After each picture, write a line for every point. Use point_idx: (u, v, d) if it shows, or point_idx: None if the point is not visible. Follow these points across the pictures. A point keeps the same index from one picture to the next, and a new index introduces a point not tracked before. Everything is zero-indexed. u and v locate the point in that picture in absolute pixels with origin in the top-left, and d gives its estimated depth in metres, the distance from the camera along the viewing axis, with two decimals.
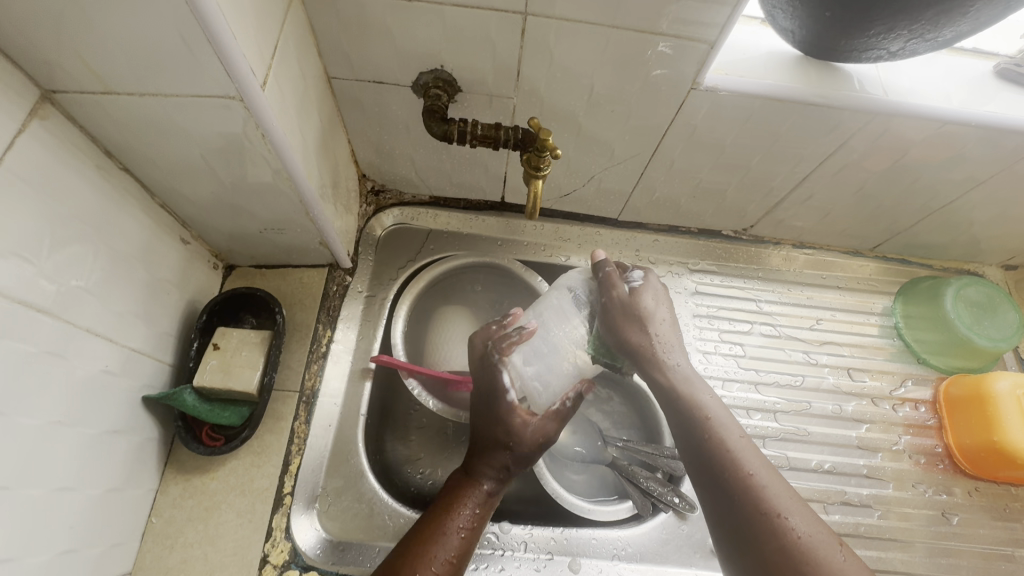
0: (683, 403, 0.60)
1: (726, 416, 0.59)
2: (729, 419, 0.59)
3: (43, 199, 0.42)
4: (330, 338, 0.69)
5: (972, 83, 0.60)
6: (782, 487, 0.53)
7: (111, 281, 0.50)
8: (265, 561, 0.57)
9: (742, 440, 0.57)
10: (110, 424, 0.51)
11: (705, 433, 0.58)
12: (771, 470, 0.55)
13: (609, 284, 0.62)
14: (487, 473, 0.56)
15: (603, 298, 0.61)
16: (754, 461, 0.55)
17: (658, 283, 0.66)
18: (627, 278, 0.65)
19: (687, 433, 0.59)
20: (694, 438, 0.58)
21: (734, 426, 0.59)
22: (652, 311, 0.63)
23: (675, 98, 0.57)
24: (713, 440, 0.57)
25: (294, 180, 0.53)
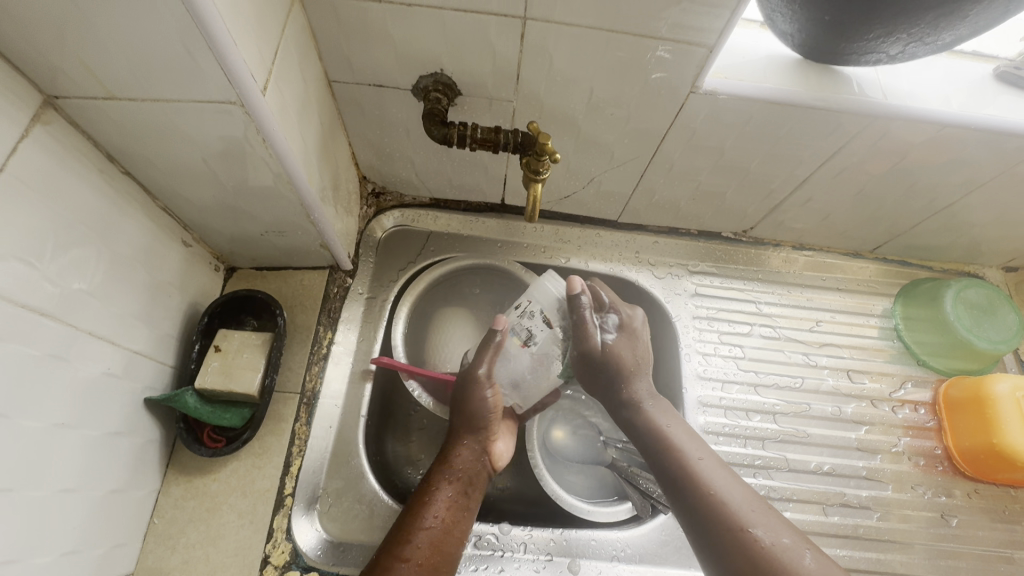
0: (646, 434, 0.64)
1: (693, 444, 0.61)
2: (696, 444, 0.62)
3: (44, 204, 0.42)
4: (331, 340, 0.69)
5: (972, 86, 0.60)
6: (747, 502, 0.54)
7: (114, 284, 0.50)
8: (266, 562, 0.57)
9: (707, 460, 0.60)
10: (112, 426, 0.51)
11: (672, 458, 0.60)
12: (739, 491, 0.56)
13: (584, 330, 0.64)
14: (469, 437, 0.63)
15: (577, 346, 0.65)
16: (720, 481, 0.57)
17: (635, 325, 0.70)
18: (603, 322, 0.67)
19: (655, 459, 0.61)
20: (661, 464, 0.60)
21: (700, 450, 0.61)
22: (627, 357, 0.68)
23: (674, 101, 0.58)
24: (678, 463, 0.59)
25: (295, 184, 0.53)
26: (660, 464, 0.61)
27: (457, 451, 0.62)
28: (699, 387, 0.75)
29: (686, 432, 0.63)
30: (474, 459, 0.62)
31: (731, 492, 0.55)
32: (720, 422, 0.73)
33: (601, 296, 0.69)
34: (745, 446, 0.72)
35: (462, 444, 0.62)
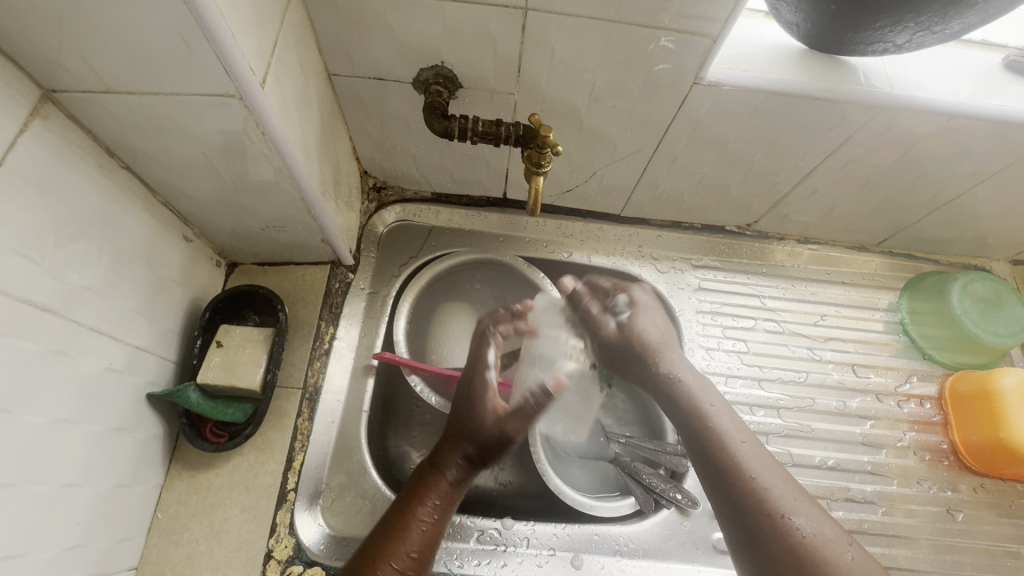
0: (687, 409, 0.63)
1: (731, 423, 0.61)
2: (731, 420, 0.61)
3: (43, 200, 0.42)
4: (333, 335, 0.69)
5: (982, 74, 0.59)
6: (785, 487, 0.54)
7: (115, 280, 0.50)
8: (269, 556, 0.57)
9: (742, 439, 0.59)
10: (115, 421, 0.51)
11: (710, 436, 0.60)
12: (779, 477, 0.56)
13: (594, 321, 0.70)
14: (457, 459, 0.56)
15: (595, 336, 0.70)
16: (757, 466, 0.56)
17: (649, 300, 0.73)
18: (614, 307, 0.71)
19: (692, 433, 0.61)
20: (699, 440, 0.60)
21: (737, 431, 0.60)
22: (650, 336, 0.70)
23: (677, 92, 0.57)
24: (716, 441, 0.59)
25: (295, 178, 0.53)
26: (699, 441, 0.60)
27: (438, 479, 0.55)
28: None
29: (722, 408, 0.63)
30: (455, 491, 0.56)
31: (771, 479, 0.55)
32: None
33: (603, 283, 0.73)
34: None
35: (445, 471, 0.56)
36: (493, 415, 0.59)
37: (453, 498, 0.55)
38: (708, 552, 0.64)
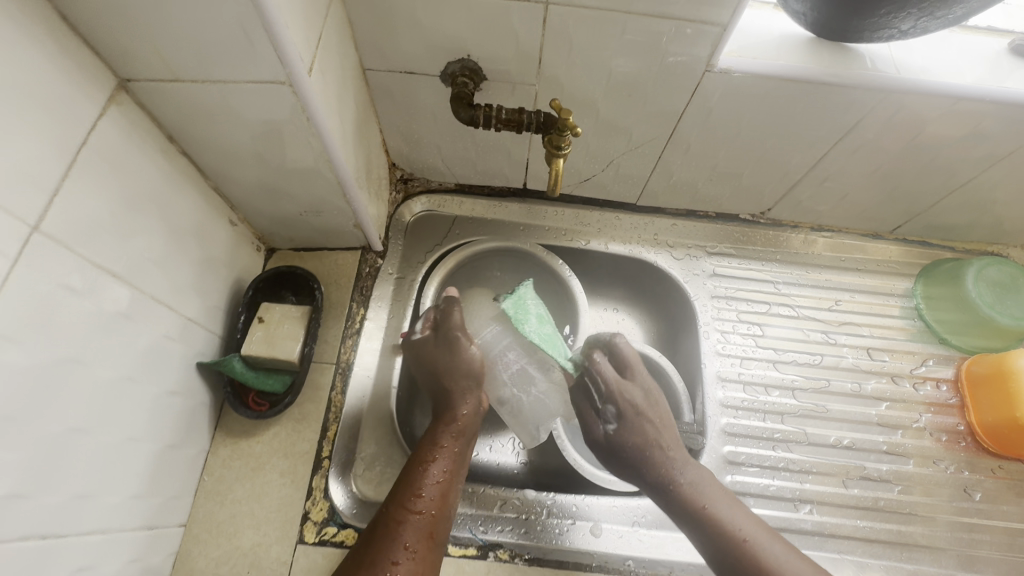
0: (701, 520, 0.59)
1: (758, 531, 0.58)
2: (756, 527, 0.58)
3: (118, 179, 0.47)
4: (363, 317, 0.74)
5: (991, 57, 0.61)
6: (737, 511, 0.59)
7: (172, 255, 0.55)
8: (306, 518, 0.61)
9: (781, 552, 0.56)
10: (169, 385, 0.55)
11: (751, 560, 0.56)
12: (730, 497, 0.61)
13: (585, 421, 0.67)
14: (447, 405, 0.63)
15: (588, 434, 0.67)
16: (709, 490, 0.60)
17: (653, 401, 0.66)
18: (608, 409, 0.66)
19: (723, 555, 0.57)
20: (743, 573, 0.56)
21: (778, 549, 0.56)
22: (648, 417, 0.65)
23: (690, 80, 0.60)
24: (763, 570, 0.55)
25: (333, 162, 0.57)
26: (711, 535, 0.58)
27: (436, 431, 0.62)
28: (717, 363, 0.77)
29: (726, 503, 0.60)
30: (454, 431, 0.62)
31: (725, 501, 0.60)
32: (738, 397, 0.74)
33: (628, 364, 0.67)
34: (764, 420, 0.73)
35: (441, 423, 0.63)
36: (433, 342, 0.66)
37: (454, 439, 0.61)
38: None
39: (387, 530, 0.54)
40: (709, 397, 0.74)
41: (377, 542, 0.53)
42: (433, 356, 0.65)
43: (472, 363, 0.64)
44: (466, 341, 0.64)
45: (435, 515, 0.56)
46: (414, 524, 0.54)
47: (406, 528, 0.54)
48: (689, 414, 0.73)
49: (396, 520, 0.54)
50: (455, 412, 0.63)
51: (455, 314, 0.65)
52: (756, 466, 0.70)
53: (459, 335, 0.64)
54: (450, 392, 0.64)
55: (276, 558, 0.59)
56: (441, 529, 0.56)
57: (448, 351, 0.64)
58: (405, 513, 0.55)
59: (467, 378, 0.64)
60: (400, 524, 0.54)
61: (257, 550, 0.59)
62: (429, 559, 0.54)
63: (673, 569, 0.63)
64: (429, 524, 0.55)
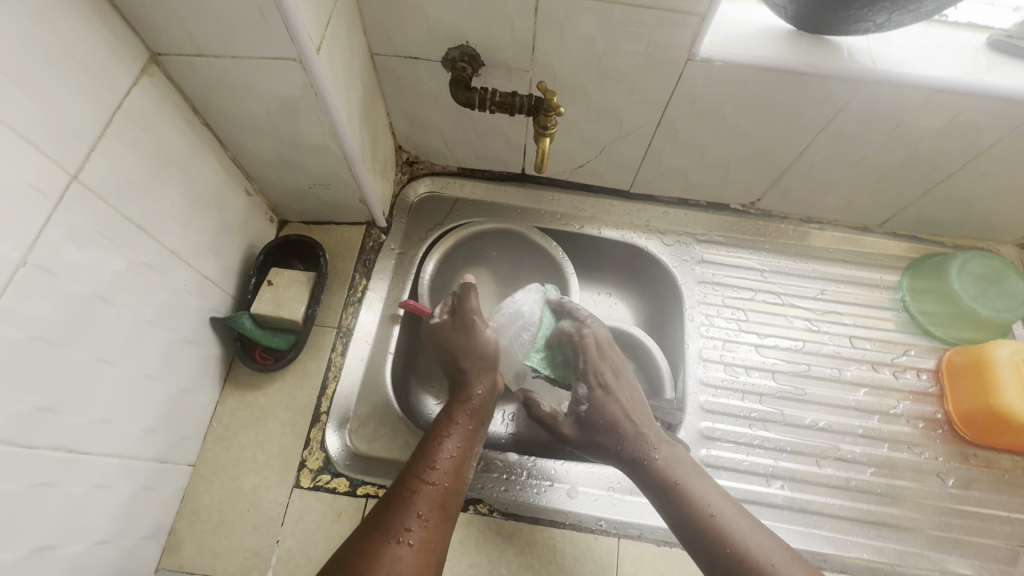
0: (677, 503, 0.59)
1: (732, 515, 0.57)
2: (731, 512, 0.58)
3: (147, 142, 0.52)
4: (365, 287, 0.79)
5: (968, 52, 0.63)
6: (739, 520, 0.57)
7: (192, 216, 0.60)
8: (303, 465, 0.66)
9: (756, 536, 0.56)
10: (184, 334, 0.61)
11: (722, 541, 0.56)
12: (733, 507, 0.59)
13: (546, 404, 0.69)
14: (462, 387, 0.67)
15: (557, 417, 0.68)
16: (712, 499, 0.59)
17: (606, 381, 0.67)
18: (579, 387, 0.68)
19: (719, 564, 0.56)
20: (714, 555, 0.56)
21: (751, 531, 0.56)
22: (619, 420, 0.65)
23: (675, 68, 0.63)
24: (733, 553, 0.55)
25: (339, 138, 0.63)
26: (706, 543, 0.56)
27: (451, 409, 0.64)
28: (699, 344, 0.80)
29: (703, 486, 0.60)
30: (470, 411, 0.64)
31: (727, 511, 0.58)
32: (719, 376, 0.77)
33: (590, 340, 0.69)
34: (742, 399, 0.76)
35: (457, 401, 0.65)
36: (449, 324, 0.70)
37: (470, 418, 0.64)
38: None
39: (402, 498, 0.55)
40: (690, 375, 0.77)
41: (390, 508, 0.54)
42: (451, 339, 0.69)
43: (487, 345, 0.68)
44: (478, 321, 0.69)
45: (448, 488, 0.57)
46: (428, 493, 0.56)
47: (420, 497, 0.55)
48: (670, 391, 0.77)
49: (410, 489, 0.55)
50: (472, 391, 0.65)
51: (468, 298, 0.69)
52: (732, 441, 0.73)
53: (472, 317, 0.68)
54: (467, 372, 0.67)
55: (274, 499, 0.64)
56: (454, 502, 0.57)
57: (463, 333, 0.68)
58: (420, 483, 0.56)
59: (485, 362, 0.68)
60: (415, 494, 0.55)
61: (257, 491, 0.64)
62: (441, 530, 0.54)
63: (643, 531, 0.66)
64: (442, 495, 0.56)
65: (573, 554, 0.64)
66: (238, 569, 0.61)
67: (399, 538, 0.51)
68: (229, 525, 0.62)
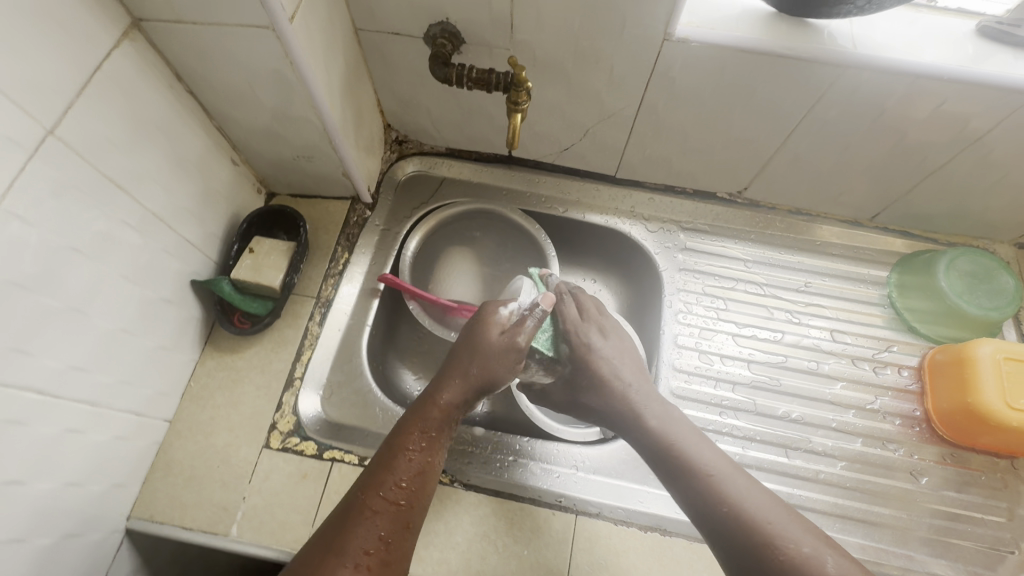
0: (679, 463, 0.57)
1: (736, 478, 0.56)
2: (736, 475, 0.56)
3: (126, 104, 0.54)
4: (346, 260, 0.80)
5: (955, 39, 0.62)
6: (759, 498, 0.54)
7: (174, 180, 0.62)
8: (274, 427, 0.68)
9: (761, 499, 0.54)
10: (162, 294, 0.63)
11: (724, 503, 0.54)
12: (750, 483, 0.56)
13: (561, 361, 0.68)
14: (443, 390, 0.56)
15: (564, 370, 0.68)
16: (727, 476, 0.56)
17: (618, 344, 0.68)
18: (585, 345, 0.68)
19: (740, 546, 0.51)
20: (715, 512, 0.54)
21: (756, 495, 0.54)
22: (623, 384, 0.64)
23: (651, 48, 0.63)
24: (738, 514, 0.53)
25: (317, 108, 0.64)
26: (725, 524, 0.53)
27: (422, 413, 0.55)
28: (675, 331, 0.80)
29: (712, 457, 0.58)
30: (443, 417, 0.55)
31: (745, 489, 0.55)
32: (693, 363, 0.77)
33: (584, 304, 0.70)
34: (715, 387, 0.76)
35: (432, 404, 0.56)
36: (492, 328, 0.59)
37: (441, 426, 0.55)
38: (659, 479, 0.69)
39: (360, 518, 0.48)
40: (664, 361, 0.78)
41: (345, 529, 0.48)
42: (467, 344, 0.59)
43: (501, 362, 0.58)
44: (506, 335, 0.59)
45: (412, 505, 0.51)
46: (389, 514, 0.49)
47: (381, 517, 0.49)
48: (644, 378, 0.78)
49: (370, 508, 0.49)
50: (454, 398, 0.56)
51: (500, 306, 0.61)
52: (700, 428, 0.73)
53: (495, 323, 0.59)
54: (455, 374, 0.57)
55: (244, 458, 0.66)
56: (418, 520, 0.51)
57: (486, 344, 0.58)
58: (381, 501, 0.50)
59: (482, 369, 0.57)
60: (375, 513, 0.49)
61: (228, 449, 0.67)
62: (403, 550, 0.49)
63: (601, 510, 0.66)
64: (406, 515, 0.50)
65: (529, 529, 0.64)
66: (205, 521, 0.63)
67: (353, 562, 0.46)
68: (200, 479, 0.65)
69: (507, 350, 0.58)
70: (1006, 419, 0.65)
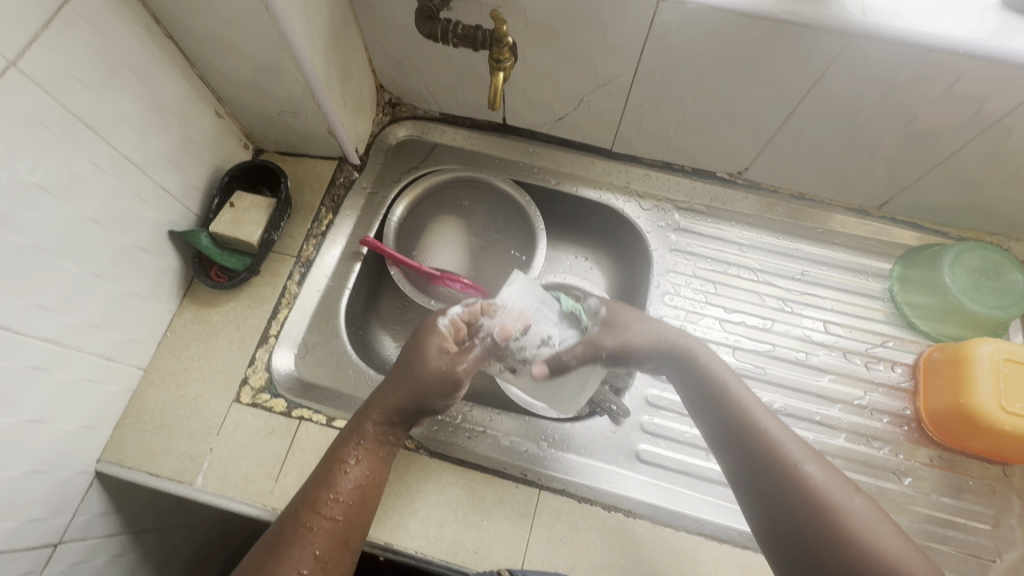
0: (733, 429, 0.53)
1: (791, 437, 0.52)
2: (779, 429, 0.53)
3: (98, 42, 0.53)
4: (330, 221, 0.80)
5: (978, 11, 0.57)
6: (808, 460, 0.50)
7: (150, 127, 0.62)
8: (245, 382, 0.68)
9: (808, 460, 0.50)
10: (136, 242, 0.63)
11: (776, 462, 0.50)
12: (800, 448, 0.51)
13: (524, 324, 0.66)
14: (378, 405, 0.57)
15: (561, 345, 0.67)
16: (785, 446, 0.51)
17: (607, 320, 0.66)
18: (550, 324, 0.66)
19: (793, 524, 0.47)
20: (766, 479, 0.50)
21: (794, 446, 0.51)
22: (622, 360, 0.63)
23: (646, 9, 0.60)
24: (799, 484, 0.48)
25: (298, 60, 0.63)
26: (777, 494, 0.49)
27: (358, 426, 0.56)
28: (661, 312, 0.77)
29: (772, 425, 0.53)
30: (380, 432, 0.57)
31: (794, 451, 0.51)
32: None
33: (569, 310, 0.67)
34: None
35: (367, 418, 0.57)
36: (438, 352, 0.59)
37: (380, 441, 0.57)
38: (629, 460, 0.67)
39: (295, 537, 0.50)
40: None
41: (281, 548, 0.49)
42: (409, 359, 0.59)
43: (439, 382, 0.58)
44: (445, 359, 0.59)
45: (351, 521, 0.53)
46: (326, 530, 0.51)
47: (317, 536, 0.50)
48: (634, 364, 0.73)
49: (306, 526, 0.50)
50: (389, 415, 0.57)
51: (443, 325, 0.62)
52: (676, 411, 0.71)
53: (434, 346, 0.60)
54: (394, 391, 0.57)
55: (213, 410, 0.67)
56: (357, 535, 0.53)
57: (423, 362, 0.58)
58: (316, 519, 0.51)
59: (421, 388, 0.57)
60: (311, 530, 0.51)
61: (198, 400, 0.67)
62: (342, 567, 0.51)
63: (567, 487, 0.65)
64: (345, 531, 0.52)
65: (491, 500, 0.63)
66: (172, 469, 0.64)
67: None
68: (170, 427, 0.66)
69: (447, 374, 0.58)
70: (999, 422, 0.62)
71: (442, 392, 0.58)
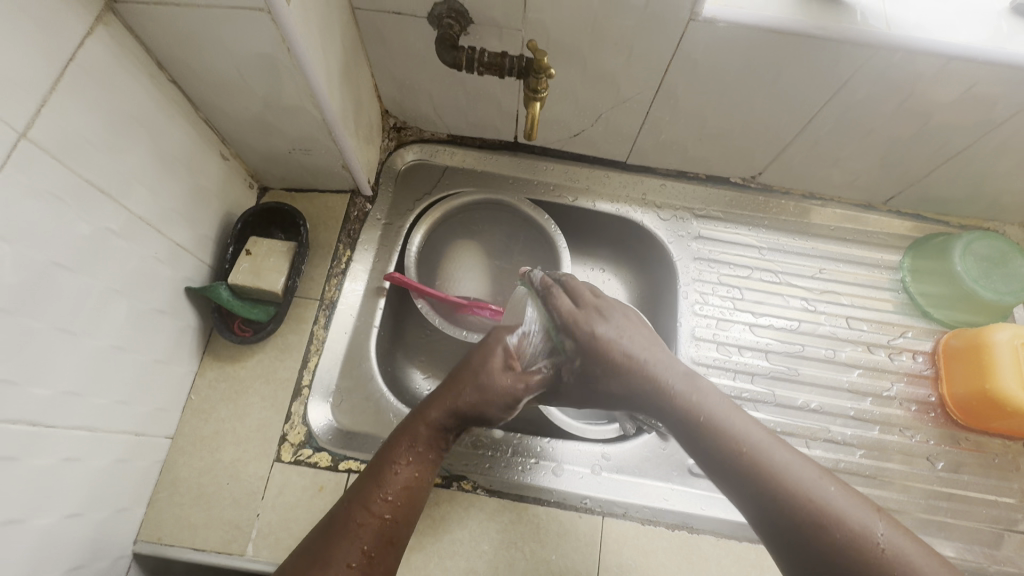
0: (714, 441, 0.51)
1: (768, 439, 0.50)
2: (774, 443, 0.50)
3: (105, 96, 0.48)
4: (349, 258, 0.76)
5: (989, 18, 0.59)
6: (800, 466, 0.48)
7: (160, 181, 0.57)
8: (284, 439, 0.65)
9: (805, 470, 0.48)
10: (156, 305, 0.59)
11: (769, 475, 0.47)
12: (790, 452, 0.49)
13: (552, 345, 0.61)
14: (433, 408, 0.52)
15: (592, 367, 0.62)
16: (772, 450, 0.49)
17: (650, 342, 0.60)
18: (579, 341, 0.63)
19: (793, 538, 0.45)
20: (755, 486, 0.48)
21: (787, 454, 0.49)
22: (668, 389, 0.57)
23: (676, 29, 0.59)
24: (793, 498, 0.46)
25: (317, 99, 0.59)
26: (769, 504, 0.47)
27: (412, 427, 0.52)
28: (692, 323, 0.78)
29: (755, 433, 0.51)
30: (432, 437, 0.52)
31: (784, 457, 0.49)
32: (711, 355, 0.76)
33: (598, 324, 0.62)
34: (734, 379, 0.75)
35: (419, 419, 0.52)
36: (501, 368, 0.54)
37: (433, 445, 0.52)
38: (683, 474, 0.68)
39: (344, 531, 0.46)
40: (681, 354, 0.76)
41: (328, 543, 0.46)
42: (470, 366, 0.55)
43: (499, 402, 0.53)
44: (509, 372, 0.54)
45: (400, 521, 0.49)
46: (374, 529, 0.47)
47: (367, 532, 0.47)
48: None
49: (355, 521, 0.47)
50: (443, 421, 0.52)
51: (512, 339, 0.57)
52: None
53: (499, 357, 0.55)
54: (452, 398, 0.52)
55: (254, 473, 0.63)
56: (403, 535, 0.49)
57: (488, 376, 0.53)
58: (365, 514, 0.47)
59: (480, 401, 0.53)
60: (360, 527, 0.47)
61: (237, 464, 0.63)
62: (387, 565, 0.47)
63: (628, 511, 0.65)
64: (391, 529, 0.48)
65: (557, 532, 0.63)
66: (218, 541, 0.60)
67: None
68: (210, 497, 0.62)
69: (508, 392, 0.54)
70: None
71: (499, 413, 0.54)
